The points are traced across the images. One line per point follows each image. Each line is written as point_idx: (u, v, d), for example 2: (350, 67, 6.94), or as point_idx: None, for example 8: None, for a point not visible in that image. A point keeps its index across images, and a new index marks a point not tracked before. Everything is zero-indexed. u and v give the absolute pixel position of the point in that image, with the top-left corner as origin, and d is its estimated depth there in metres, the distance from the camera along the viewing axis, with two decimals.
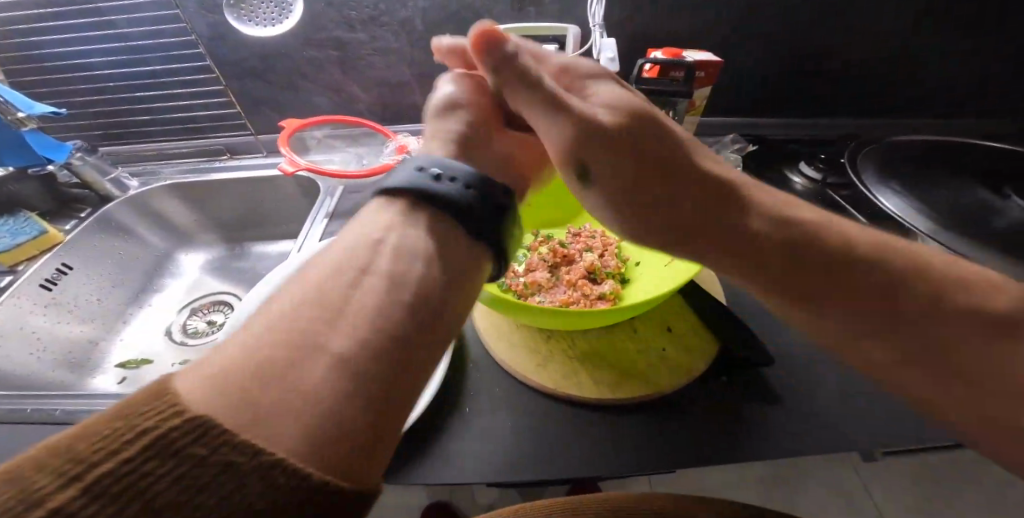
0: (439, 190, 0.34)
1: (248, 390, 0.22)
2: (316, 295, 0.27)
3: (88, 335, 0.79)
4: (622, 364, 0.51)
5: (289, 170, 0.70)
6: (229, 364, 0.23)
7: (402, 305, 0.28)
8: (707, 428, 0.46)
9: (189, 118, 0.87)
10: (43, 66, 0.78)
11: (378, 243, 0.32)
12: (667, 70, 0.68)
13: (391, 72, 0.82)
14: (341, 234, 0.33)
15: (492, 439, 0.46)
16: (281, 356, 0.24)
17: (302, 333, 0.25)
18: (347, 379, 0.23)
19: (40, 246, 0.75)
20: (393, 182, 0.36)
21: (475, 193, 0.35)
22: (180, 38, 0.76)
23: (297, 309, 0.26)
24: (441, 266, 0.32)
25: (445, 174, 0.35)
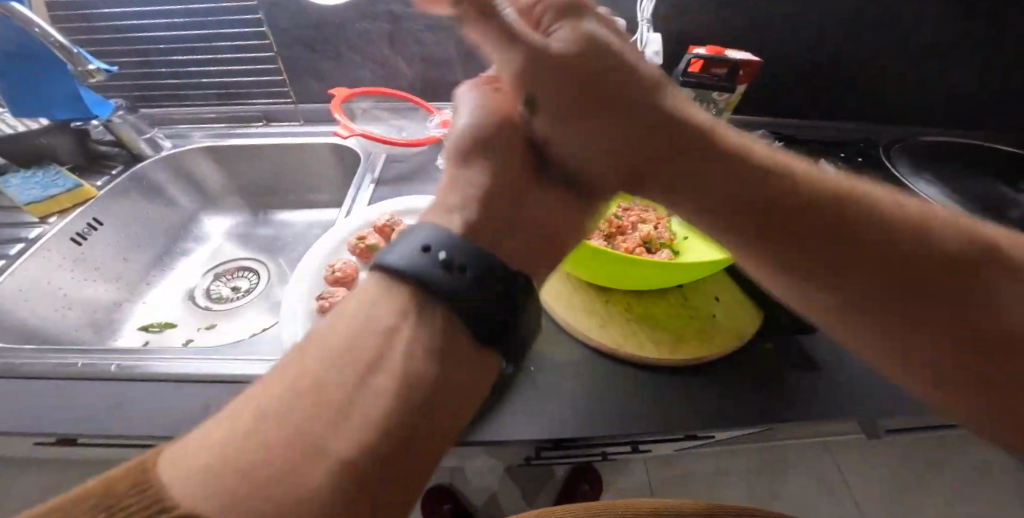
0: (438, 275, 0.30)
1: (233, 486, 0.21)
2: (311, 370, 0.26)
3: (114, 294, 0.77)
4: (677, 329, 0.55)
5: (344, 134, 0.71)
6: (217, 448, 0.22)
7: (410, 397, 0.26)
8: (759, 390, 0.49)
9: (231, 82, 0.86)
10: (102, 25, 0.79)
11: (390, 325, 0.28)
12: (709, 66, 0.71)
13: (439, 48, 0.83)
14: (353, 295, 0.31)
15: (560, 396, 0.49)
16: (267, 446, 0.22)
17: (295, 421, 0.23)
18: (343, 484, 0.22)
19: (73, 200, 0.74)
20: (391, 258, 0.31)
21: (473, 278, 0.31)
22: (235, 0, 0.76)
23: (286, 388, 0.25)
24: (450, 352, 0.29)
25: (449, 257, 0.31)
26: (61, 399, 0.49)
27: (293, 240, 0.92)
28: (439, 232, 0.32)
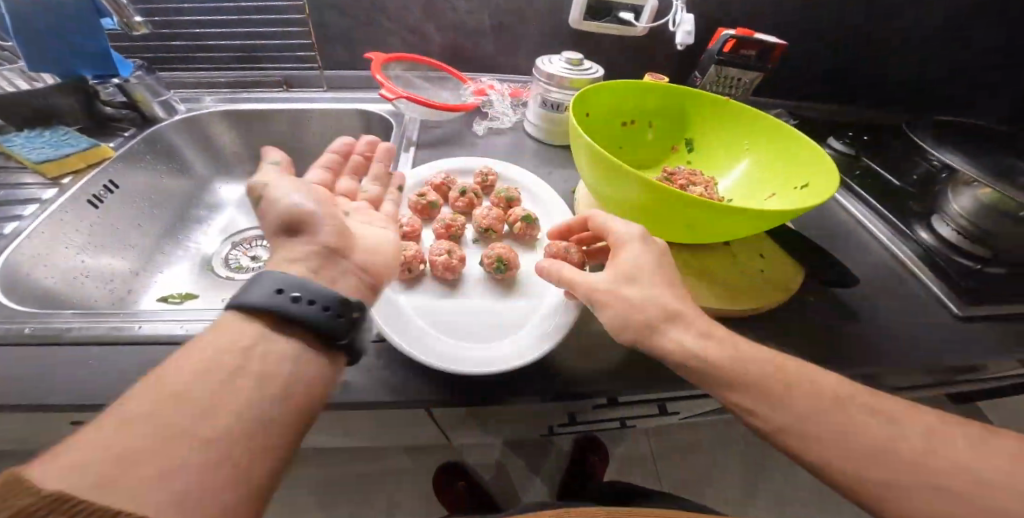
0: (298, 313, 0.33)
1: (91, 491, 0.23)
2: (180, 394, 0.28)
3: (130, 264, 0.73)
4: (734, 283, 0.58)
5: (389, 97, 0.70)
6: (92, 457, 0.24)
7: (267, 409, 0.30)
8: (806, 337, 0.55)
9: (249, 46, 0.80)
10: None
11: (240, 347, 0.32)
12: (739, 47, 0.75)
13: (474, 16, 0.83)
14: (201, 333, 0.32)
15: (632, 344, 0.52)
16: (126, 454, 0.25)
17: (152, 437, 0.26)
18: (201, 479, 0.26)
19: (88, 160, 0.69)
20: (249, 297, 0.33)
21: (337, 315, 0.35)
22: None
23: (147, 404, 0.27)
24: (309, 377, 0.33)
25: (303, 295, 0.34)
26: (124, 360, 0.47)
27: None
28: (293, 278, 0.35)
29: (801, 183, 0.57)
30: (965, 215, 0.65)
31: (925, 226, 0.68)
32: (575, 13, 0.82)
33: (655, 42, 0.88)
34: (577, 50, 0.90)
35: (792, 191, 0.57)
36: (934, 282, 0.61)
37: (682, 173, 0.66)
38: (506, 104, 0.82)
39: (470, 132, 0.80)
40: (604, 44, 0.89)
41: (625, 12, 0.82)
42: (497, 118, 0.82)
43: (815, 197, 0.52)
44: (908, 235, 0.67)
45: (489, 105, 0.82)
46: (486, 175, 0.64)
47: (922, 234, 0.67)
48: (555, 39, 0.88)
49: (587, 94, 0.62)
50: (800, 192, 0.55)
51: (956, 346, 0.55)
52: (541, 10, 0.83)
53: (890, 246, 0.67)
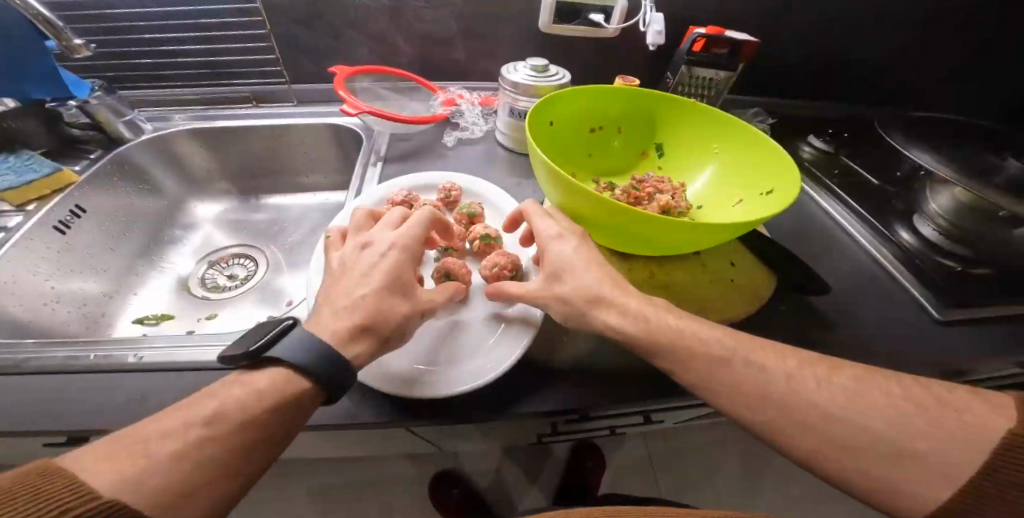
0: None
1: None
2: None
3: (103, 286, 0.72)
4: (703, 294, 0.57)
5: (350, 112, 0.69)
6: None
7: None
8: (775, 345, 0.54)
9: (215, 61, 0.80)
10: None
11: None
12: (710, 46, 0.74)
13: (441, 25, 0.81)
14: None
15: (598, 360, 0.51)
16: None
17: None
18: None
19: (53, 185, 0.69)
20: None
21: None
22: None
23: None
24: None
25: None
26: (80, 392, 0.47)
27: (290, 224, 0.89)
28: None
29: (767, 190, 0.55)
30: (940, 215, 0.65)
31: (907, 225, 0.67)
32: (541, 18, 0.80)
33: (628, 44, 0.86)
34: (549, 55, 0.88)
35: (756, 198, 0.56)
36: (914, 284, 0.59)
37: (651, 180, 0.64)
38: (477, 112, 0.81)
39: (440, 143, 0.79)
40: (576, 48, 0.88)
41: (595, 14, 0.80)
42: (466, 128, 0.80)
43: (778, 206, 0.50)
44: (888, 235, 0.65)
45: (459, 114, 0.81)
46: (449, 191, 0.63)
47: (904, 234, 0.65)
48: (527, 45, 0.86)
49: (548, 104, 0.61)
50: (763, 200, 0.54)
51: (934, 352, 0.53)
52: (509, 16, 0.82)
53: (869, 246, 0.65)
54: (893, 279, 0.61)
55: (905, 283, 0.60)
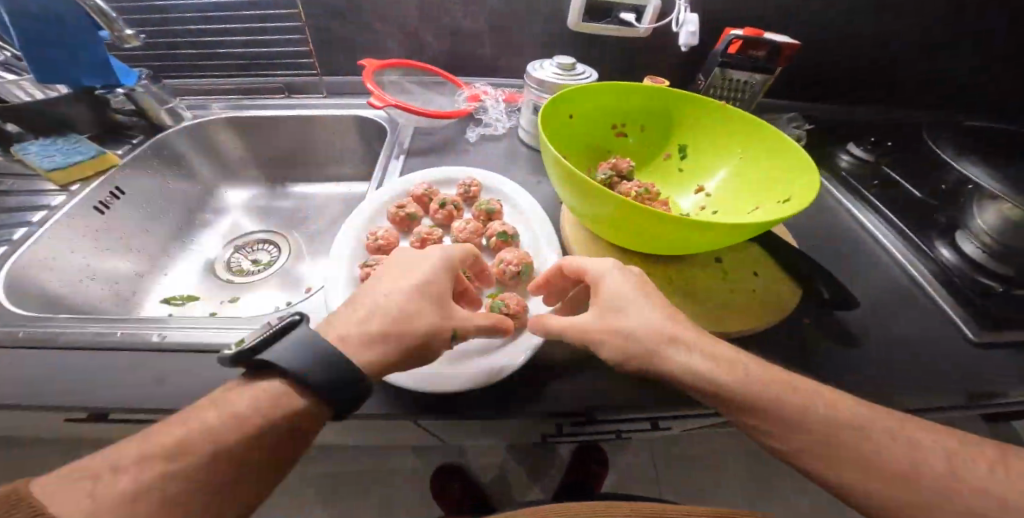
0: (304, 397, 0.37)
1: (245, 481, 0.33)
2: None
3: (135, 267, 0.75)
4: (719, 302, 0.54)
5: (376, 104, 0.71)
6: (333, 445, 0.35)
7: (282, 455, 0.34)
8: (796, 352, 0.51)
9: (248, 54, 0.84)
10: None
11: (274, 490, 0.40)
12: (746, 47, 0.71)
13: (470, 22, 0.83)
14: None
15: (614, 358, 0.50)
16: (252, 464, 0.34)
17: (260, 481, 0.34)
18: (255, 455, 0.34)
19: (96, 168, 0.72)
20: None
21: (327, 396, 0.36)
22: None
23: None
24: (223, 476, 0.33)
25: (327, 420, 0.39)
26: (107, 365, 0.48)
27: (312, 213, 0.91)
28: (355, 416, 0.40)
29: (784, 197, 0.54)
30: (988, 230, 0.59)
31: (948, 242, 0.62)
32: (573, 15, 0.79)
33: (658, 43, 0.85)
34: (576, 53, 0.87)
35: (776, 205, 0.54)
36: (948, 303, 0.55)
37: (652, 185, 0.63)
38: (501, 108, 0.81)
39: (462, 138, 0.79)
40: (605, 46, 0.87)
41: (627, 12, 0.79)
42: (488, 124, 0.81)
43: (793, 208, 0.49)
44: (927, 253, 0.61)
45: (484, 110, 0.81)
46: (469, 186, 0.62)
47: (943, 252, 0.61)
48: (555, 42, 0.86)
49: (567, 96, 0.61)
50: (778, 204, 0.53)
51: (980, 376, 0.49)
52: (539, 12, 0.82)
53: (904, 262, 0.60)
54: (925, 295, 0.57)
55: (943, 305, 0.55)
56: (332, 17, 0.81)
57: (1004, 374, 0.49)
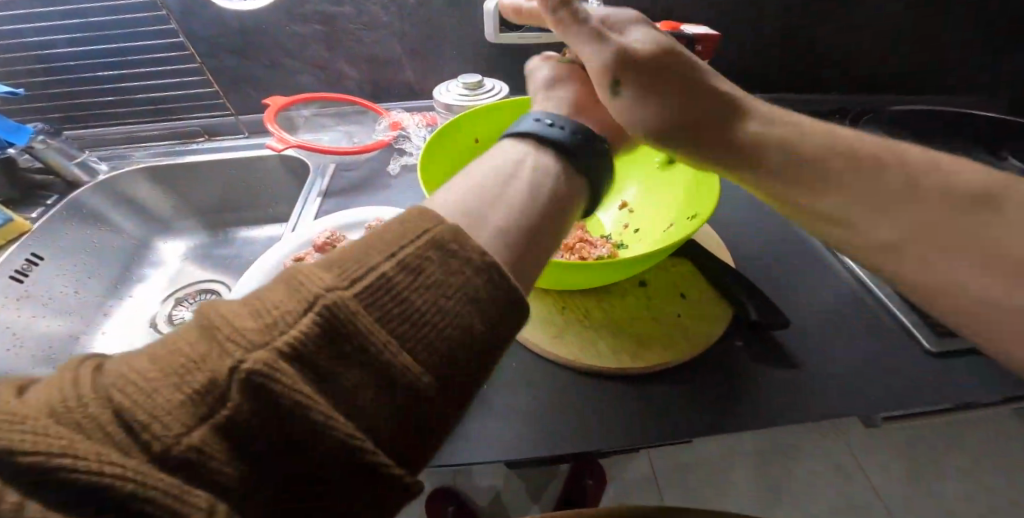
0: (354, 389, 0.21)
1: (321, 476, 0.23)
2: None
3: (65, 329, 0.73)
4: (637, 333, 0.51)
5: (278, 148, 0.71)
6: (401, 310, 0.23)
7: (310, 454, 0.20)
8: (715, 375, 0.49)
9: (162, 98, 0.85)
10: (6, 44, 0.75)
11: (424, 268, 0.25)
12: (665, 43, 0.67)
13: (383, 48, 0.82)
14: None
15: (527, 405, 0.47)
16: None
17: None
18: None
19: (7, 234, 0.71)
20: (517, 128, 0.36)
21: (383, 394, 0.22)
22: (152, 11, 0.74)
23: None
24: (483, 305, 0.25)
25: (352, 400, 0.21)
26: None
27: (253, 257, 0.90)
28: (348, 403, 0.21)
29: (692, 214, 0.49)
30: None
31: None
32: (488, 28, 0.76)
33: None
34: (500, 66, 0.85)
35: (684, 221, 0.50)
36: (901, 310, 0.55)
37: None
38: (423, 134, 0.79)
39: (384, 171, 0.76)
40: (526, 55, 0.84)
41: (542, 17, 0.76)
42: (411, 152, 0.78)
43: (690, 231, 0.45)
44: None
45: (405, 138, 0.79)
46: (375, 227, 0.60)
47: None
48: (475, 59, 0.84)
49: (469, 119, 0.59)
50: (685, 222, 0.49)
51: (909, 378, 0.49)
52: (452, 31, 0.80)
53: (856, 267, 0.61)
54: (876, 301, 0.58)
55: (896, 309, 0.56)
56: (240, 56, 0.82)
57: (935, 377, 0.49)
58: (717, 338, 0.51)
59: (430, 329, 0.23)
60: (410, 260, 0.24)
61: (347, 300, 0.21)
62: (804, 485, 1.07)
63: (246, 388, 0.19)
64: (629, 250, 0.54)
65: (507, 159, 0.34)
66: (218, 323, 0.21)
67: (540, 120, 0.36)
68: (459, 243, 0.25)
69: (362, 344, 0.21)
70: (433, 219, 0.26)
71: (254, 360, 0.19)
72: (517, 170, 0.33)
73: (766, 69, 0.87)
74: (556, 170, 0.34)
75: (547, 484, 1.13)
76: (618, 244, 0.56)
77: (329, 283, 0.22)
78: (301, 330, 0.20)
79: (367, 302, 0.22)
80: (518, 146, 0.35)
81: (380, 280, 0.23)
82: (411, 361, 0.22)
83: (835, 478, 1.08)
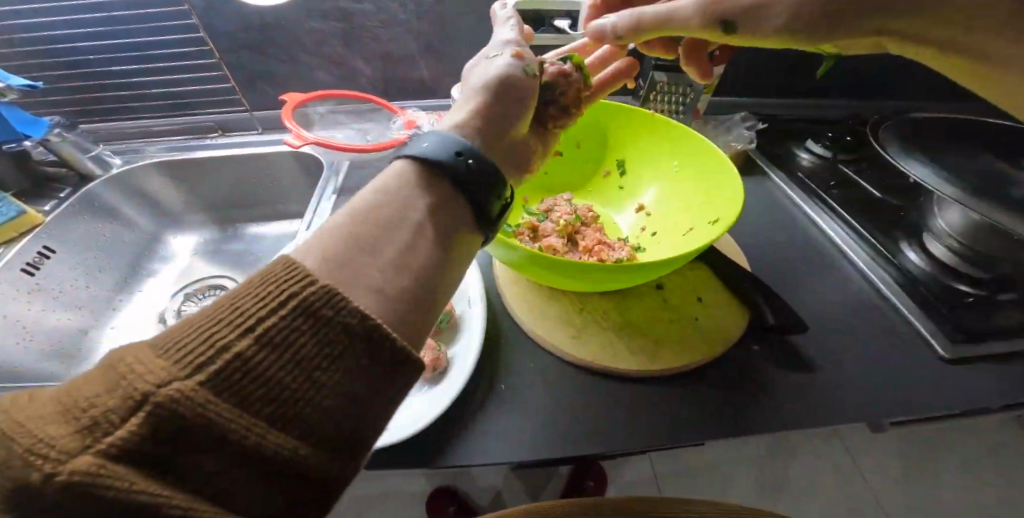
0: (206, 472, 0.21)
1: None
2: None
3: (75, 323, 0.73)
4: (656, 335, 0.51)
5: (296, 144, 0.70)
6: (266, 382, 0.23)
7: None
8: (728, 377, 0.49)
9: (179, 93, 0.86)
10: (24, 37, 0.75)
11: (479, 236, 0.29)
12: None
13: (399, 46, 0.82)
14: None
15: (547, 407, 0.47)
16: None
17: None
18: None
19: (19, 227, 0.72)
20: (415, 150, 0.34)
21: (242, 475, 0.22)
22: (175, 5, 0.74)
23: None
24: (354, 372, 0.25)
25: (203, 486, 0.21)
26: None
27: (264, 254, 0.90)
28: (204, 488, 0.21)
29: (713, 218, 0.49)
30: (953, 233, 0.61)
31: (918, 245, 0.64)
32: None
33: None
34: None
35: (705, 226, 0.50)
36: (914, 315, 0.55)
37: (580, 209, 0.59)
38: None
39: None
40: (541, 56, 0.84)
41: (559, 19, 0.76)
42: None
43: (713, 236, 0.45)
44: (893, 258, 0.62)
45: None
46: None
47: (911, 257, 0.62)
48: None
49: None
50: (706, 226, 0.48)
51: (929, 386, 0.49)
52: (470, 31, 0.80)
53: (872, 273, 0.60)
54: (890, 307, 0.57)
55: (909, 314, 0.56)
56: (257, 52, 0.82)
57: (955, 384, 0.49)
58: (735, 341, 0.51)
59: (295, 402, 0.23)
60: (272, 335, 0.23)
61: (194, 386, 0.21)
62: (806, 490, 1.07)
63: (72, 497, 0.18)
64: (648, 253, 0.54)
65: (392, 193, 0.32)
66: (52, 418, 0.20)
67: (443, 147, 0.35)
68: (330, 309, 0.25)
69: (215, 427, 0.21)
70: (301, 282, 0.25)
71: (79, 466, 0.18)
72: (402, 205, 0.32)
73: (779, 75, 0.88)
74: (443, 208, 0.33)
75: (549, 486, 1.12)
76: (636, 247, 0.55)
77: (171, 372, 0.21)
78: (136, 426, 0.20)
79: (219, 385, 0.21)
80: (408, 174, 0.34)
81: (236, 359, 0.22)
82: (274, 437, 0.22)
83: (837, 485, 1.08)
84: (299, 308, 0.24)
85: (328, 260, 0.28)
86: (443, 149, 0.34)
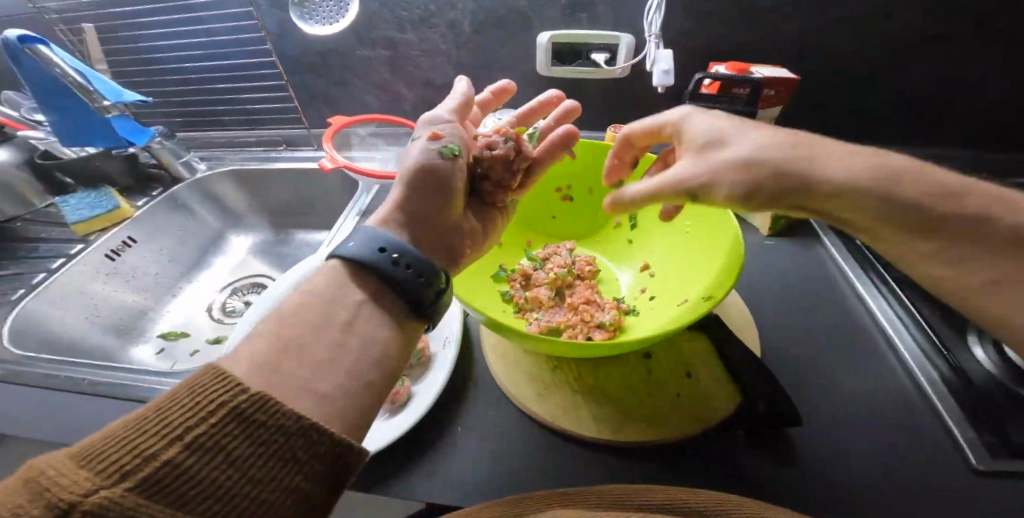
0: None
1: None
2: None
3: (138, 304, 0.84)
4: (630, 409, 0.46)
5: (328, 167, 0.74)
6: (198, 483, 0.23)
7: None
8: (695, 467, 0.42)
9: (257, 110, 0.96)
10: (145, 59, 0.90)
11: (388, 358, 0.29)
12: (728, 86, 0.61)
13: (440, 74, 0.84)
14: None
15: (505, 471, 0.43)
16: None
17: None
18: None
19: (112, 219, 0.84)
20: (350, 249, 0.36)
21: None
22: (254, 32, 0.84)
23: None
24: (299, 462, 0.25)
25: None
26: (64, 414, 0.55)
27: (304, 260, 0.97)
28: None
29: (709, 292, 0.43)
30: None
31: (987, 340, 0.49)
32: (540, 61, 0.75)
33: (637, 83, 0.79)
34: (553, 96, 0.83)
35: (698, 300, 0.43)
36: (962, 427, 0.42)
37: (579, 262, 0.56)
38: None
39: None
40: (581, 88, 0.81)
41: (597, 52, 0.72)
42: None
43: (696, 315, 0.39)
44: (948, 354, 0.48)
45: None
46: None
47: (976, 353, 0.48)
48: (529, 89, 0.84)
49: None
50: (698, 301, 0.42)
51: None
52: (509, 61, 0.80)
53: (914, 367, 0.48)
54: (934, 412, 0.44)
55: (948, 419, 0.43)
56: (318, 75, 0.89)
57: None
58: (719, 431, 0.44)
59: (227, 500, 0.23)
60: (203, 440, 0.23)
61: (123, 493, 0.21)
62: None
63: None
64: (638, 318, 0.49)
65: (320, 297, 0.33)
66: None
67: (374, 246, 0.36)
68: (264, 411, 0.25)
69: None
70: (232, 387, 0.25)
71: None
72: (331, 307, 0.33)
73: None
74: (376, 311, 0.34)
75: None
76: (629, 309, 0.51)
77: (93, 481, 0.21)
78: None
79: (151, 493, 0.21)
80: (337, 275, 0.35)
81: (164, 466, 0.22)
82: None
83: None
84: (229, 411, 0.24)
85: (256, 365, 0.28)
86: (375, 249, 0.35)
